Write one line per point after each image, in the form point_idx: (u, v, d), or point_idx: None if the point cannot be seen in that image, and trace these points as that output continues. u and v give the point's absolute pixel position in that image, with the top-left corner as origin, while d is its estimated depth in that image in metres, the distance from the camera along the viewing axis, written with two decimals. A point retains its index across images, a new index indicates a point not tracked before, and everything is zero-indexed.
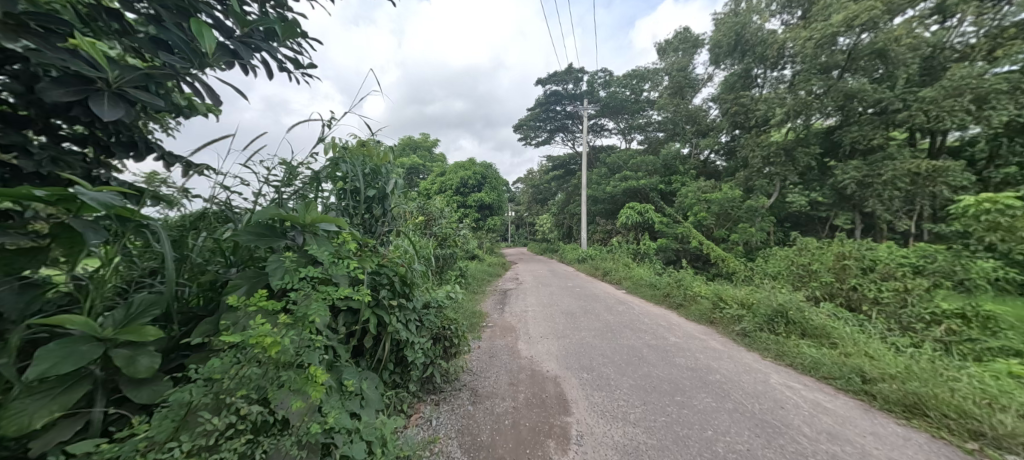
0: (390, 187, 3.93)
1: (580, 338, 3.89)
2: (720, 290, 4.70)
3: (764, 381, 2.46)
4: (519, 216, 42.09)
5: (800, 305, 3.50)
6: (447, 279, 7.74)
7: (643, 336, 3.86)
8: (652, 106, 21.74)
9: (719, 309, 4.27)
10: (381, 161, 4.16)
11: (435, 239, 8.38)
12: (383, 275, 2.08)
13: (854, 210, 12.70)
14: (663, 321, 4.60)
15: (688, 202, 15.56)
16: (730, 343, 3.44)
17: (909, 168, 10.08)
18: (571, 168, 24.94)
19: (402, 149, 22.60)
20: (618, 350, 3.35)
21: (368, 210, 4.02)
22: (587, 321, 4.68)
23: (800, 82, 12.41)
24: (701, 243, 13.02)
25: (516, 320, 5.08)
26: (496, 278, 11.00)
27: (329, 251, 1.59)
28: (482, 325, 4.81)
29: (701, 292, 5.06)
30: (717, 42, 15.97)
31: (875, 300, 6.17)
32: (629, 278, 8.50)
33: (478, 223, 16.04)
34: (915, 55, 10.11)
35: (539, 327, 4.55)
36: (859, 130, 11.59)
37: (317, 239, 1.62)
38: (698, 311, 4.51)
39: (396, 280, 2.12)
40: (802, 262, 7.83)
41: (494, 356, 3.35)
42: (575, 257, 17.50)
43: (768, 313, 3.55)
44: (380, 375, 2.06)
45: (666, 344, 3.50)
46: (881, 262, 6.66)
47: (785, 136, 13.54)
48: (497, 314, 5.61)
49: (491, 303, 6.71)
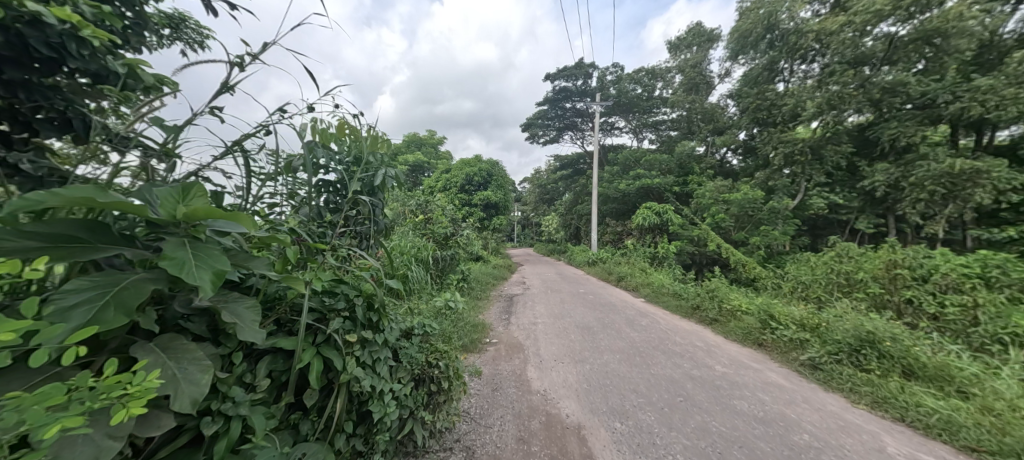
0: (382, 179, 3.32)
1: (602, 364, 3.22)
2: (767, 306, 4.01)
3: (880, 451, 1.77)
4: (525, 217, 41.38)
5: (893, 334, 2.79)
6: (448, 284, 7.11)
7: (680, 362, 3.18)
8: (666, 103, 21.03)
9: (771, 329, 3.57)
10: (373, 150, 3.56)
11: (438, 240, 7.79)
12: (339, 295, 1.47)
13: (887, 214, 11.82)
14: (698, 340, 3.91)
15: (705, 203, 14.76)
16: (799, 379, 2.74)
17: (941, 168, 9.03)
18: (580, 167, 24.19)
19: (406, 146, 22.04)
20: (655, 385, 2.67)
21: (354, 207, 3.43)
22: (607, 340, 4.00)
23: (833, 75, 11.92)
24: (721, 246, 12.22)
25: (522, 335, 4.42)
26: (501, 281, 10.40)
27: (217, 268, 0.91)
28: (483, 342, 4.14)
29: (741, 307, 4.37)
30: (743, 32, 15.18)
31: (936, 316, 5.44)
32: (646, 285, 7.83)
33: (484, 223, 15.45)
34: (970, 40, 9.37)
35: (549, 346, 3.88)
36: (898, 125, 10.74)
37: (198, 243, 0.95)
38: (741, 329, 3.82)
39: (360, 301, 1.49)
40: (843, 269, 7.08)
41: (498, 389, 2.69)
42: (584, 259, 16.76)
43: (850, 342, 2.85)
44: (331, 444, 1.40)
45: (714, 376, 2.81)
46: (939, 271, 5.94)
47: (812, 133, 12.72)
48: (501, 327, 4.96)
49: (495, 312, 6.08)
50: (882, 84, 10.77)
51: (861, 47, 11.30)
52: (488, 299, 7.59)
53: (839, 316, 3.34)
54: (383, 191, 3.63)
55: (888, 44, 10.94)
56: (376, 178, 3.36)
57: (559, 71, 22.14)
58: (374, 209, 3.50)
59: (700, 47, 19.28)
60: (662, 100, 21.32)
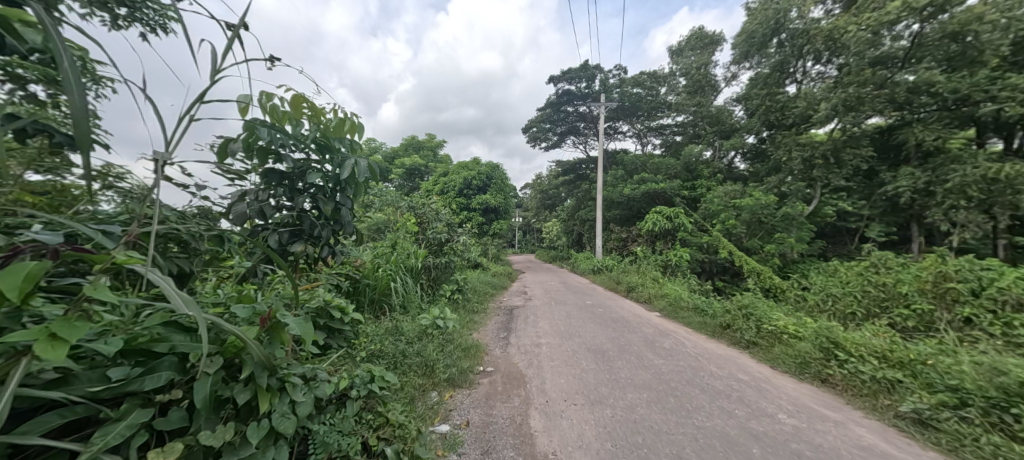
0: (350, 168, 2.65)
1: (627, 409, 2.51)
2: (827, 329, 3.32)
3: None
4: (526, 222, 40.63)
5: None
6: (440, 296, 6.47)
7: (731, 406, 2.46)
8: (671, 107, 20.47)
9: (840, 361, 2.88)
10: (340, 136, 2.90)
11: (430, 247, 7.20)
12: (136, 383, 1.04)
13: (911, 221, 11.33)
14: (739, 371, 3.20)
15: (714, 209, 14.11)
16: (913, 443, 2.03)
17: (983, 173, 8.13)
18: (583, 172, 23.48)
19: (401, 150, 21.29)
20: (706, 448, 1.96)
21: (312, 202, 2.75)
22: (628, 371, 3.29)
23: (849, 76, 11.30)
24: (734, 254, 11.55)
25: (523, 362, 3.70)
26: (500, 290, 9.73)
27: None
28: (476, 371, 3.44)
29: (788, 329, 3.68)
30: (750, 32, 14.63)
31: (1002, 338, 4.75)
32: (659, 297, 7.20)
33: (483, 228, 14.82)
34: (1006, 35, 8.78)
35: (557, 380, 3.16)
36: (923, 128, 10.26)
37: None
38: (796, 359, 3.13)
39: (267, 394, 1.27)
40: (882, 282, 6.40)
41: (495, 453, 2.02)
42: (588, 268, 16.02)
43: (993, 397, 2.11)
44: None
45: (790, 432, 2.09)
46: (999, 285, 5.27)
47: (827, 137, 12.11)
48: (497, 350, 4.25)
49: (493, 329, 5.41)
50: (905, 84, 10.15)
51: (881, 47, 10.87)
52: (485, 312, 6.93)
53: (941, 355, 2.64)
54: (358, 186, 2.95)
55: (910, 41, 10.39)
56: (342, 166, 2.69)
57: (561, 74, 21.56)
58: (341, 206, 2.83)
59: (704, 49, 18.69)
60: (667, 104, 20.73)
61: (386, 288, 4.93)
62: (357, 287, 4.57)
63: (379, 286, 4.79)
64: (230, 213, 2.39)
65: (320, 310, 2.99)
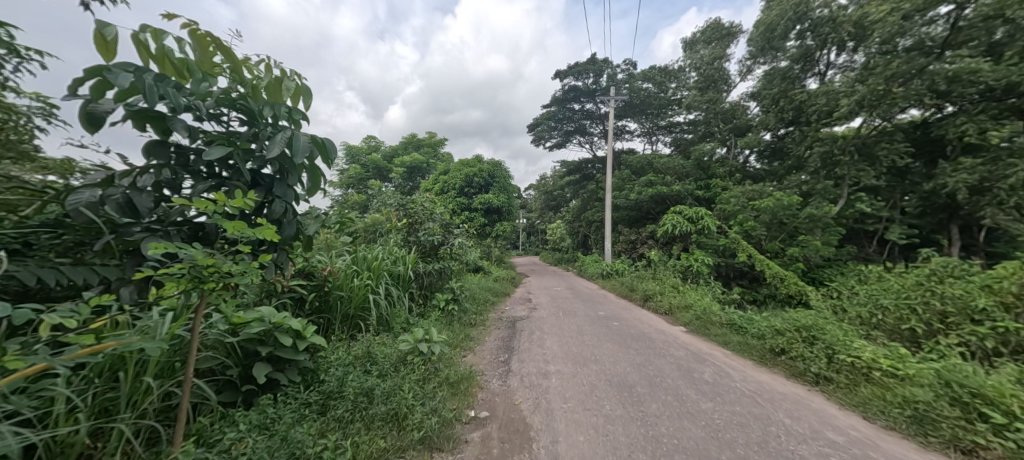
0: (290, 151, 1.94)
1: None
2: (947, 371, 2.45)
3: None
4: (531, 222, 39.77)
5: None
6: (431, 308, 5.69)
7: None
8: (682, 102, 19.48)
9: (998, 428, 2.01)
10: (277, 102, 2.07)
11: (421, 252, 6.42)
12: None
13: (951, 220, 10.53)
14: (825, 425, 2.34)
15: (730, 210, 13.20)
16: None
17: None
18: (589, 172, 22.61)
19: (398, 149, 20.63)
20: None
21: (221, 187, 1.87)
22: (669, 424, 2.44)
23: (876, 67, 10.29)
24: (753, 258, 10.68)
25: (526, 404, 2.89)
26: (502, 296, 8.96)
27: None
28: (465, 420, 2.61)
29: (880, 364, 2.82)
30: (767, 22, 13.65)
31: None
32: (682, 310, 6.35)
33: (484, 229, 14.02)
34: None
35: (574, 437, 2.33)
36: (967, 119, 9.29)
37: None
38: (907, 412, 2.29)
39: None
40: (950, 294, 5.45)
41: None
42: (596, 272, 15.17)
43: None
44: None
45: None
46: None
47: (854, 132, 11.16)
48: (495, 382, 3.41)
49: (493, 349, 4.60)
50: (943, 72, 8.96)
51: (913, 33, 9.80)
52: (484, 325, 6.12)
53: None
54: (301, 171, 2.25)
55: (950, 26, 9.37)
56: (275, 147, 1.95)
57: (567, 68, 20.69)
58: (275, 200, 2.09)
59: (718, 42, 17.62)
60: (677, 100, 19.72)
61: (363, 301, 4.16)
62: (326, 301, 3.82)
63: (355, 299, 4.02)
64: (63, 204, 1.50)
65: (261, 335, 2.47)
